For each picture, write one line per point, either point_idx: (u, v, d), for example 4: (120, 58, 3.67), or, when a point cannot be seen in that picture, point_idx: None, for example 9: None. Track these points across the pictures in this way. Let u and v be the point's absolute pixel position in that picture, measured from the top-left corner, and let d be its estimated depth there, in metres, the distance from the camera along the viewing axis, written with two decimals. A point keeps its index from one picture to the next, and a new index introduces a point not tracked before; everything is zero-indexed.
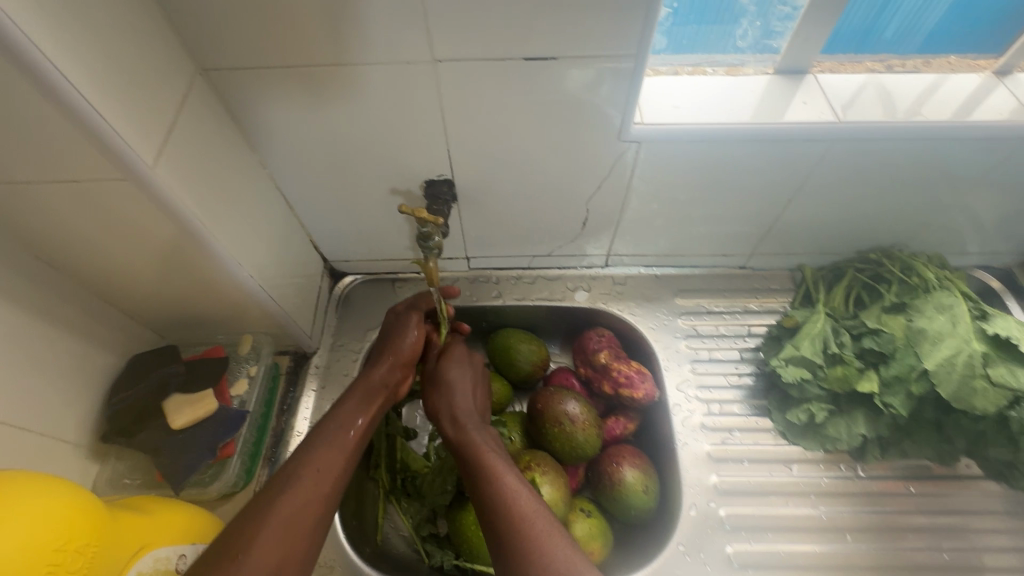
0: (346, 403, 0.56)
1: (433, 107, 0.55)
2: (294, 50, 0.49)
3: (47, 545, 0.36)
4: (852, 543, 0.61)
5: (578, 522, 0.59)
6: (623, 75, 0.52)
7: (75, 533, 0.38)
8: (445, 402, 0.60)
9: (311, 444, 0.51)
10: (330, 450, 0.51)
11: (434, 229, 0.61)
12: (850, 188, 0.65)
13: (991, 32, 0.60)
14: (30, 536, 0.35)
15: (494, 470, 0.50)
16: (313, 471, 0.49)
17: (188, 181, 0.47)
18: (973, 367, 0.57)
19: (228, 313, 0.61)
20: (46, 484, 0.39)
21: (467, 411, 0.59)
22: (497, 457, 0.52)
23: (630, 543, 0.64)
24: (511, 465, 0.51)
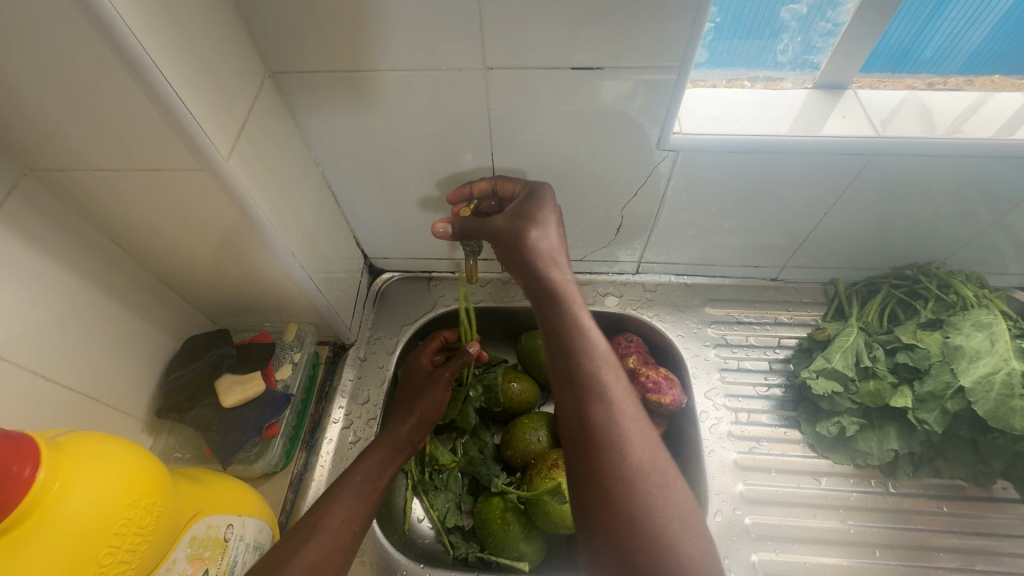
0: (375, 453, 0.61)
1: (480, 112, 0.57)
2: (356, 55, 0.52)
3: (128, 499, 0.38)
4: (880, 559, 0.60)
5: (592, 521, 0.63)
6: (664, 84, 0.53)
7: (153, 491, 0.40)
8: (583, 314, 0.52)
9: (335, 497, 0.56)
10: (353, 502, 0.56)
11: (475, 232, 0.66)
12: (888, 204, 0.66)
13: None
14: (115, 492, 0.38)
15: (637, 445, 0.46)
16: (336, 523, 0.53)
17: (253, 173, 0.50)
18: (1011, 387, 0.55)
19: (277, 302, 0.65)
20: (151, 479, 0.40)
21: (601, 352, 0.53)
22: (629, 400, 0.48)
23: None
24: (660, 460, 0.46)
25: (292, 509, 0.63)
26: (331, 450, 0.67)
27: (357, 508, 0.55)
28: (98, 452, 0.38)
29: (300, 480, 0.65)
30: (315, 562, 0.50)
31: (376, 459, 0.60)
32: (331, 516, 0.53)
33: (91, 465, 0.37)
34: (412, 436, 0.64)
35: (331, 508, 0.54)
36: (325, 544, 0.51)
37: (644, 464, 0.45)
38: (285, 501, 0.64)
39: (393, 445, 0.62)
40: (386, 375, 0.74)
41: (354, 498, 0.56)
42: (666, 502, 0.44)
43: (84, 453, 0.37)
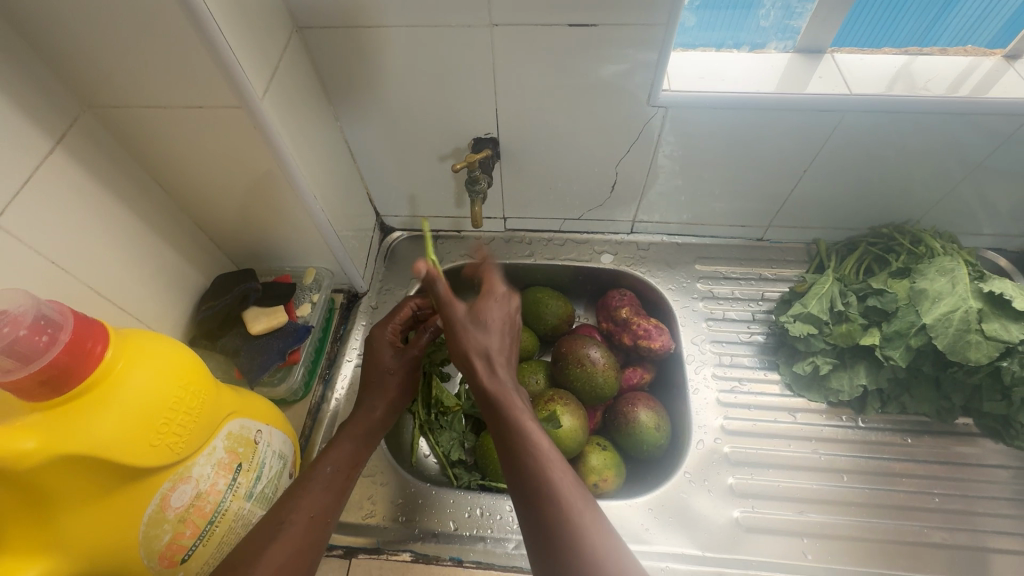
0: (345, 445, 0.58)
1: (486, 69, 0.62)
2: (374, 13, 0.57)
3: (179, 383, 0.43)
4: (846, 483, 0.66)
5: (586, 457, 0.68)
6: (654, 42, 0.58)
7: (199, 382, 0.45)
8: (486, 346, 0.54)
9: (303, 490, 0.53)
10: (323, 494, 0.54)
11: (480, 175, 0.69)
12: (863, 162, 0.71)
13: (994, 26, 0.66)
14: (169, 374, 0.43)
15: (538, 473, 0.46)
16: (304, 518, 0.51)
17: (283, 118, 0.56)
18: (968, 322, 0.60)
19: (299, 246, 0.70)
20: (197, 371, 0.46)
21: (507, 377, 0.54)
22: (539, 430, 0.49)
23: (641, 475, 0.71)
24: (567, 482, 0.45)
25: (310, 434, 0.69)
26: (345, 384, 0.74)
27: (326, 500, 0.53)
28: (155, 342, 0.43)
29: (317, 409, 0.71)
30: (284, 562, 0.48)
31: (344, 450, 0.58)
32: (299, 510, 0.51)
33: (149, 351, 0.42)
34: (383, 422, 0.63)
35: (296, 502, 0.52)
36: (294, 541, 0.49)
37: (569, 486, 0.45)
38: (303, 426, 0.69)
39: (365, 433, 0.61)
40: None
41: (324, 490, 0.54)
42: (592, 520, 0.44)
43: (141, 341, 0.42)
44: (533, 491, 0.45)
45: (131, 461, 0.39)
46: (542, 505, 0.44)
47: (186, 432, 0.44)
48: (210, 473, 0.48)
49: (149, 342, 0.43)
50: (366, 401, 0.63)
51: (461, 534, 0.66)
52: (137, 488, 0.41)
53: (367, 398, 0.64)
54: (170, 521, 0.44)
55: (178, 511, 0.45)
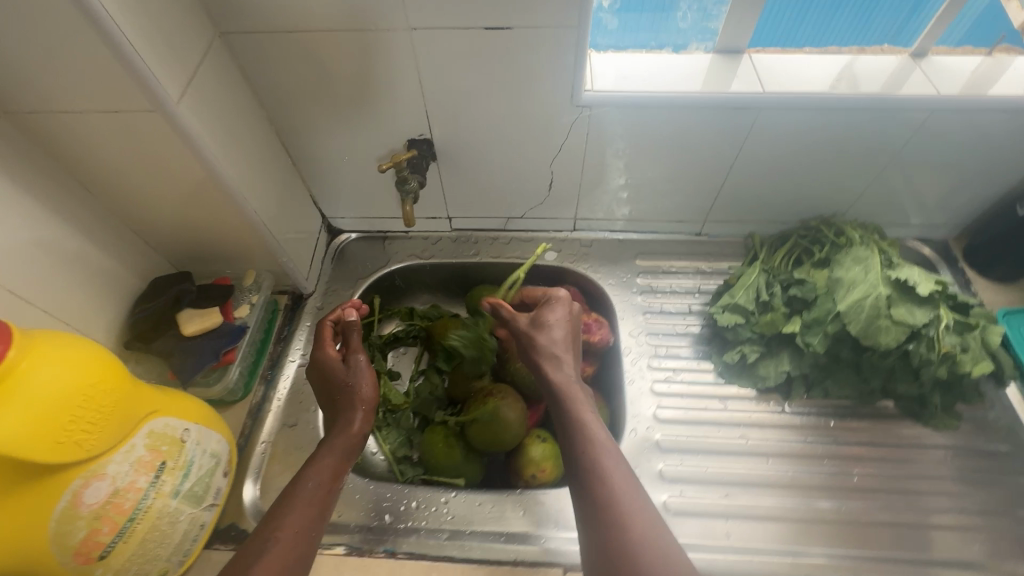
0: (325, 458, 0.59)
1: (411, 72, 0.64)
2: (295, 18, 0.58)
3: (86, 382, 0.44)
4: (772, 466, 0.68)
5: (523, 451, 0.70)
6: (569, 44, 0.60)
7: (111, 380, 0.46)
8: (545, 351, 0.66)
9: (285, 508, 0.55)
10: (307, 509, 0.55)
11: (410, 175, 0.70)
12: (784, 157, 0.74)
13: (894, 25, 0.70)
14: (76, 373, 0.43)
15: (609, 472, 0.55)
16: (289, 535, 0.53)
17: (205, 123, 0.57)
18: (879, 308, 0.63)
19: (236, 249, 0.71)
20: (109, 369, 0.46)
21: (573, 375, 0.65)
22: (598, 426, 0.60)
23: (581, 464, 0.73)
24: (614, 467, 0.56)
25: (250, 434, 0.70)
26: (286, 385, 0.75)
27: (308, 515, 0.55)
28: (61, 341, 0.44)
29: (257, 409, 0.72)
30: None
31: (326, 463, 0.59)
32: (283, 528, 0.53)
33: (54, 351, 0.43)
34: (363, 431, 0.63)
35: (281, 521, 0.53)
36: (282, 555, 0.51)
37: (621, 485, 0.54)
38: (242, 427, 0.70)
39: (347, 446, 0.62)
40: None
41: (307, 505, 0.55)
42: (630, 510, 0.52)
43: (46, 340, 0.43)
44: (587, 474, 0.56)
45: (37, 458, 0.40)
46: (595, 492, 0.54)
47: (98, 429, 0.45)
48: (129, 470, 0.48)
49: (56, 342, 0.43)
50: (341, 415, 0.64)
51: (394, 528, 0.67)
52: (47, 483, 0.43)
53: (338, 413, 0.64)
54: (84, 518, 0.45)
55: (93, 508, 0.46)
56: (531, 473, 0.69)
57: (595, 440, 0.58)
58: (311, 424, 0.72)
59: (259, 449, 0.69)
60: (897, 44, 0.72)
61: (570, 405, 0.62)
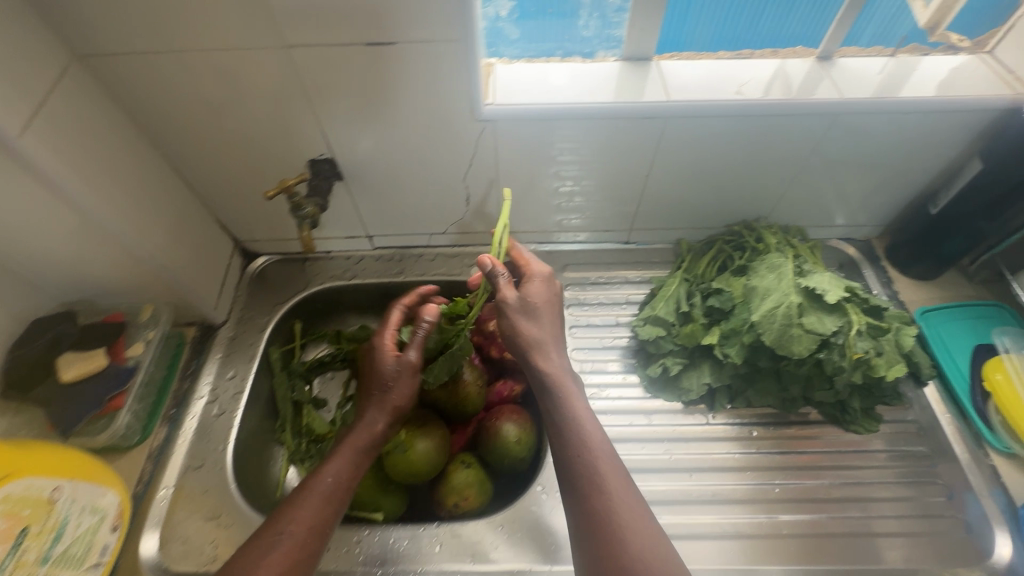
0: (337, 456, 0.57)
1: (297, 90, 0.60)
2: (160, 37, 0.55)
3: None
4: (696, 482, 0.67)
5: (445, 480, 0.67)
6: (458, 57, 0.57)
7: None
8: (535, 334, 0.61)
9: (298, 501, 0.54)
10: (319, 506, 0.54)
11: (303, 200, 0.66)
12: (699, 164, 0.73)
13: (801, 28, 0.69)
14: None
15: (605, 469, 0.53)
16: (302, 530, 0.52)
17: (59, 152, 0.52)
18: (790, 317, 0.62)
19: (125, 283, 0.67)
20: None
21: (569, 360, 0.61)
22: (584, 408, 0.57)
23: (511, 486, 0.72)
24: (608, 463, 0.53)
25: (150, 479, 0.66)
26: (192, 424, 0.70)
27: (316, 513, 0.53)
28: None
29: (158, 452, 0.68)
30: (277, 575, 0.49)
31: (344, 459, 0.57)
32: (298, 523, 0.52)
33: None
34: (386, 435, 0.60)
35: (294, 513, 0.53)
36: (291, 552, 0.50)
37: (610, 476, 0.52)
38: (141, 472, 0.66)
39: (360, 444, 0.58)
40: (254, 352, 0.78)
41: (321, 499, 0.54)
42: (624, 508, 0.50)
43: None
44: (575, 464, 0.53)
45: None
46: (583, 479, 0.52)
47: None
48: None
49: None
50: (364, 400, 0.62)
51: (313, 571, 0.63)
52: None
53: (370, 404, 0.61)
54: None
55: None
56: (453, 503, 0.65)
57: (583, 435, 0.54)
58: (218, 464, 0.68)
59: (160, 496, 0.65)
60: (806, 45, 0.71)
61: (557, 390, 0.58)
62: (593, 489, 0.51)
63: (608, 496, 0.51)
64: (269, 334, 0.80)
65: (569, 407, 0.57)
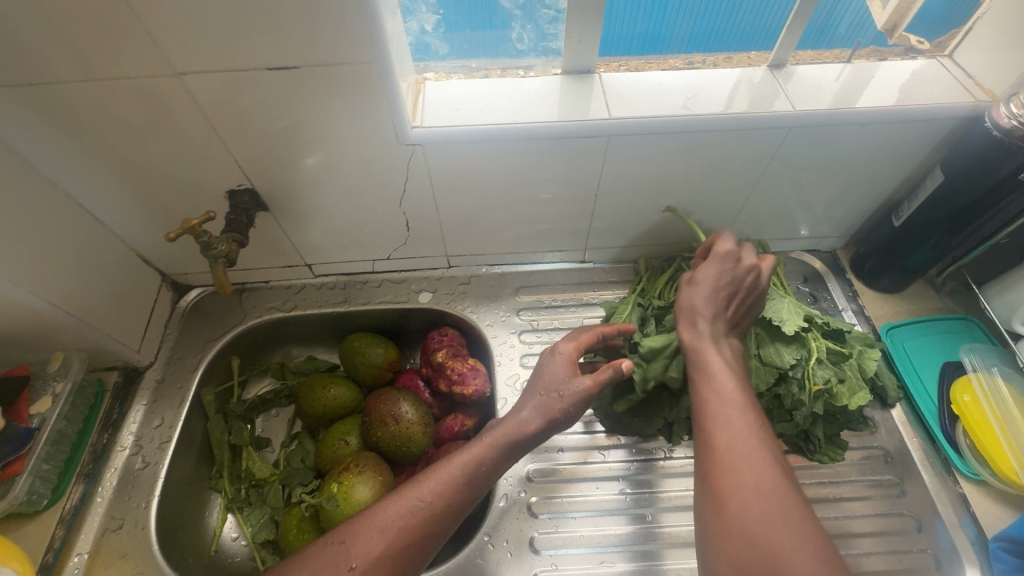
0: (476, 447, 0.55)
1: (201, 119, 0.55)
2: (34, 68, 0.49)
3: None
4: (653, 523, 0.63)
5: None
6: (373, 80, 0.52)
7: None
8: (704, 302, 0.54)
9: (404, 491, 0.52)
10: (437, 497, 0.51)
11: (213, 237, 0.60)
12: (650, 181, 0.69)
13: (751, 31, 0.65)
14: None
15: (741, 444, 0.45)
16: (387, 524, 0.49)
17: None
18: (747, 348, 0.59)
19: (27, 334, 0.61)
20: None
21: (723, 331, 0.54)
22: (722, 373, 0.50)
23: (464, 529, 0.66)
24: (735, 411, 0.47)
25: (64, 546, 0.61)
26: (113, 480, 0.65)
27: (414, 506, 0.50)
28: None
29: (72, 515, 0.62)
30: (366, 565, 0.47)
31: (465, 455, 0.54)
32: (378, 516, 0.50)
33: None
34: (529, 427, 0.56)
35: (376, 510, 0.50)
36: (382, 544, 0.48)
37: (750, 461, 0.44)
38: (53, 538, 0.61)
39: (510, 437, 0.56)
40: (184, 395, 0.72)
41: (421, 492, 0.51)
42: (767, 496, 0.42)
43: None
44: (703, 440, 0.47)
45: None
46: (716, 456, 0.45)
47: None
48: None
49: None
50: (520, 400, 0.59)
51: None
52: None
53: (523, 406, 0.58)
54: None
55: None
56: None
57: (725, 397, 0.48)
58: (140, 523, 0.63)
59: (72, 565, 0.60)
60: (758, 49, 0.67)
61: (698, 368, 0.51)
62: (727, 472, 0.44)
63: (748, 483, 0.43)
64: (202, 375, 0.75)
65: (717, 381, 0.49)
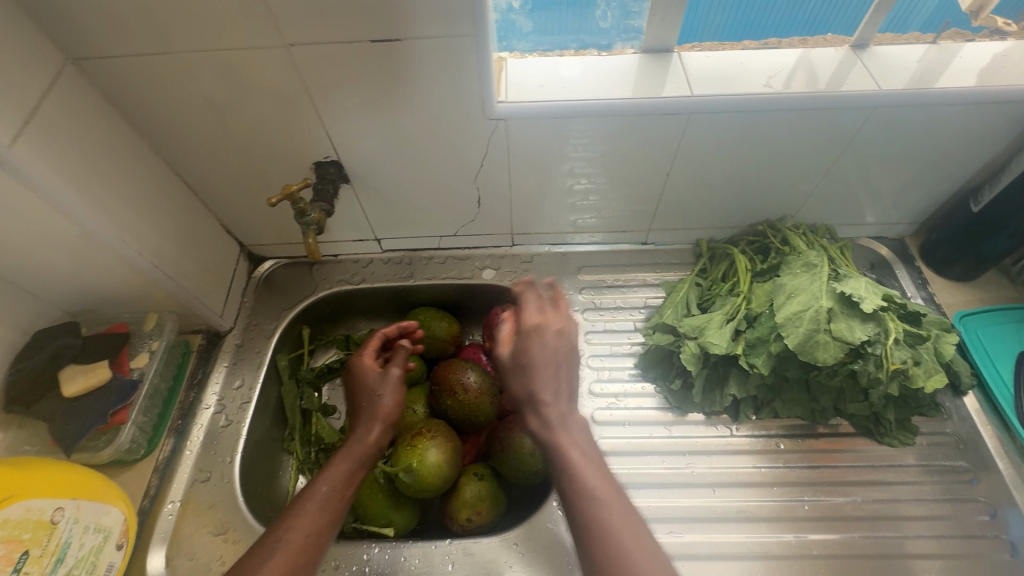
0: (342, 462, 0.54)
1: (300, 91, 0.57)
2: (153, 39, 0.52)
3: None
4: (720, 497, 0.64)
5: (456, 493, 0.64)
6: (469, 54, 0.54)
7: None
8: (544, 322, 0.53)
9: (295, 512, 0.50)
10: (325, 511, 0.50)
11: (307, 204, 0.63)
12: (722, 163, 0.69)
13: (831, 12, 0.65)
14: None
15: (592, 514, 0.45)
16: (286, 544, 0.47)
17: (55, 163, 0.50)
18: (818, 322, 0.58)
19: (127, 294, 0.65)
20: None
21: (574, 414, 0.50)
22: (584, 459, 0.48)
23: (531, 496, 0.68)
24: (595, 470, 0.47)
25: (158, 494, 0.65)
26: (200, 435, 0.69)
27: (316, 525, 0.49)
28: None
29: (165, 466, 0.66)
30: None
31: (341, 468, 0.54)
32: (273, 539, 0.48)
33: None
34: (380, 442, 0.57)
35: (293, 523, 0.49)
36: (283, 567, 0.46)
37: (621, 523, 0.44)
38: (148, 486, 0.64)
39: (364, 455, 0.56)
40: (261, 360, 0.76)
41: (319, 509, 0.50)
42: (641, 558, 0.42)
43: None
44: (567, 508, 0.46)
45: None
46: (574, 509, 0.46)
47: None
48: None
49: None
50: (361, 417, 0.59)
51: None
52: None
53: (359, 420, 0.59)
54: None
55: None
56: (465, 518, 0.62)
57: (580, 484, 0.46)
58: (226, 477, 0.66)
59: (165, 511, 0.64)
60: (835, 31, 0.66)
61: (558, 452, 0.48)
62: (593, 534, 0.44)
63: (619, 544, 0.43)
64: (277, 342, 0.78)
65: (582, 477, 0.46)
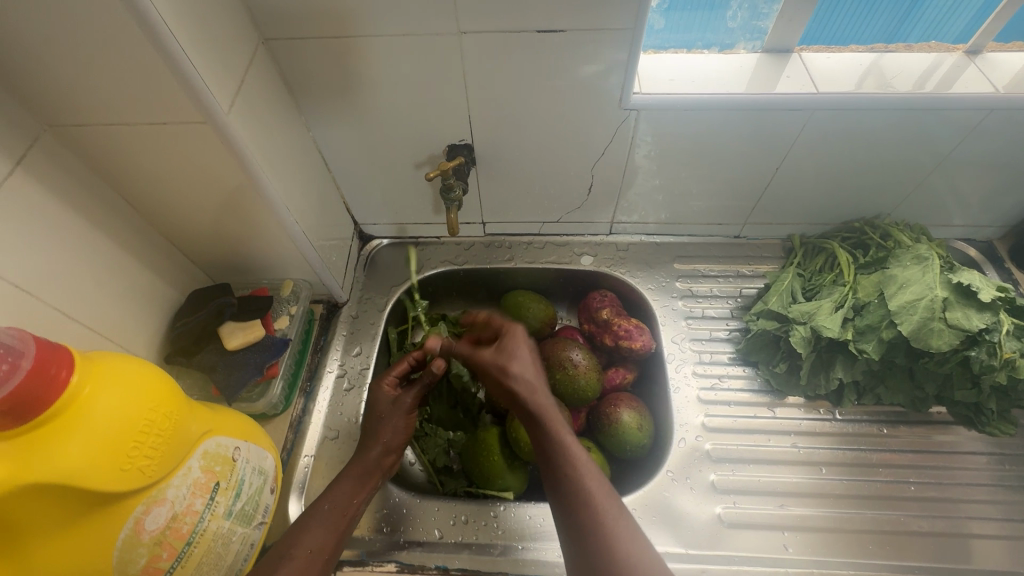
0: (344, 483, 0.59)
1: (457, 76, 0.62)
2: (338, 24, 0.57)
3: (146, 405, 0.43)
4: (826, 475, 0.67)
5: None
6: (623, 47, 0.58)
7: (166, 402, 0.45)
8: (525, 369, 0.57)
9: (304, 526, 0.55)
10: (331, 529, 0.56)
11: (456, 183, 0.70)
12: (831, 160, 0.72)
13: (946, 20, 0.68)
14: (138, 398, 0.42)
15: (591, 477, 0.50)
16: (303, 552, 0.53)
17: (250, 132, 0.55)
18: (933, 311, 0.62)
19: (273, 260, 0.70)
20: (170, 391, 0.45)
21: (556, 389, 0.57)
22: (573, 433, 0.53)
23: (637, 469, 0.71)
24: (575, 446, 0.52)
25: (294, 448, 0.69)
26: (326, 396, 0.73)
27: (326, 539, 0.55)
28: (116, 369, 0.42)
29: (299, 422, 0.71)
30: None
31: (346, 489, 0.59)
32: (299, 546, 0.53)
33: (109, 375, 0.41)
34: (380, 462, 0.62)
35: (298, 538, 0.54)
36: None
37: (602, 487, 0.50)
38: (284, 440, 0.69)
39: (363, 474, 0.61)
40: (376, 332, 0.80)
41: (325, 525, 0.55)
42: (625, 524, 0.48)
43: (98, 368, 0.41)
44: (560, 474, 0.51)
45: (102, 485, 0.39)
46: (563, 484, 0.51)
47: (159, 453, 0.44)
48: (185, 494, 0.47)
49: (110, 370, 0.42)
50: (366, 438, 0.63)
51: (446, 543, 0.65)
52: (113, 508, 0.42)
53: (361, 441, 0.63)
54: (145, 544, 0.44)
55: (153, 534, 0.45)
56: None
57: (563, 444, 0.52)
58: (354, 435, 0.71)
59: (302, 463, 0.68)
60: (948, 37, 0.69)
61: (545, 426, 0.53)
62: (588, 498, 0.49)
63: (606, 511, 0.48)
64: (387, 315, 0.82)
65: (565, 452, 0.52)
